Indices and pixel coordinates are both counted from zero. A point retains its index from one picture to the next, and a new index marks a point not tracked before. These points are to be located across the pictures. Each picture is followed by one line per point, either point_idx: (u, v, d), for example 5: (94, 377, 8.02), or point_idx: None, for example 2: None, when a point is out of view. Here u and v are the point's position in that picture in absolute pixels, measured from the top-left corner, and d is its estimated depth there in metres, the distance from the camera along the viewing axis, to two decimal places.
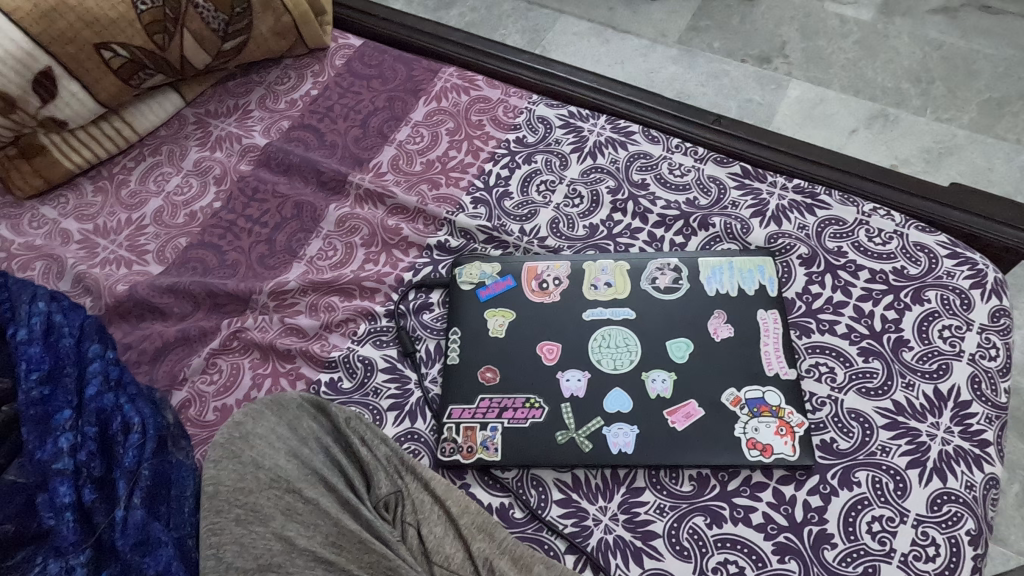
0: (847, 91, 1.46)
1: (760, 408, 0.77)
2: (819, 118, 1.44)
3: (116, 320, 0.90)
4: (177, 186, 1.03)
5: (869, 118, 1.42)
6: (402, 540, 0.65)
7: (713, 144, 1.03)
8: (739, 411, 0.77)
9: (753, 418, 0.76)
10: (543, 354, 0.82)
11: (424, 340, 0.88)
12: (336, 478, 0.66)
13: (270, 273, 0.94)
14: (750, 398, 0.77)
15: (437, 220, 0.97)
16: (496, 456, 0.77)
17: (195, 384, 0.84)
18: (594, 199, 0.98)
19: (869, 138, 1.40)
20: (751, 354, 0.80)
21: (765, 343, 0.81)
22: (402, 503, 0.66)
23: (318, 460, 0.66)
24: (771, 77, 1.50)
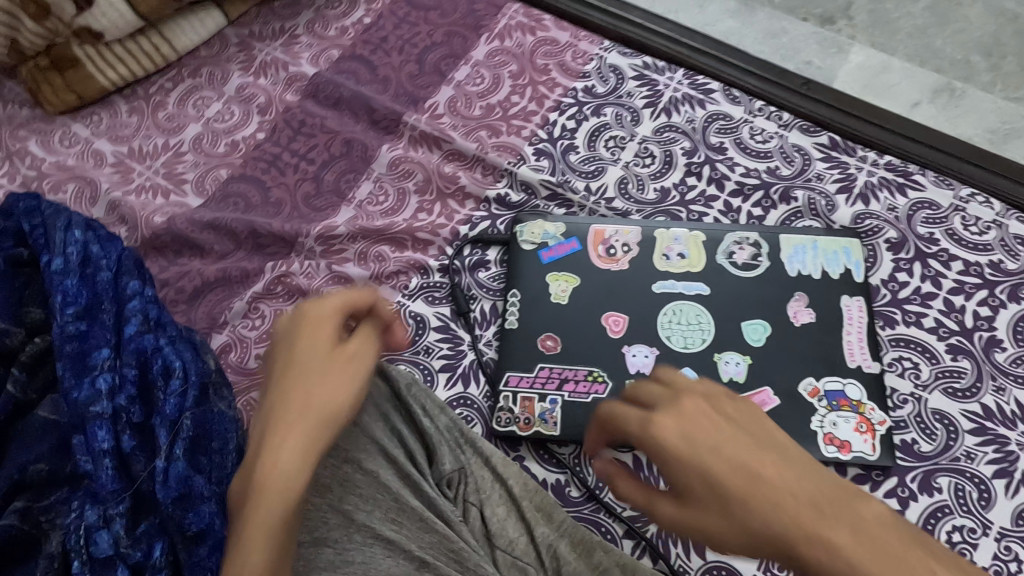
0: (912, 61, 1.30)
1: (840, 402, 0.72)
2: (880, 88, 1.27)
3: (153, 254, 0.85)
4: (218, 112, 0.96)
5: (934, 91, 1.26)
6: (464, 520, 0.62)
7: (795, 109, 0.94)
8: (817, 403, 0.72)
9: (832, 412, 0.71)
10: (608, 326, 0.77)
11: (479, 299, 0.82)
12: (397, 450, 0.63)
13: (318, 215, 0.88)
14: (830, 390, 0.72)
15: (496, 170, 0.90)
16: (554, 431, 0.72)
17: (236, 328, 0.80)
18: (666, 160, 0.91)
19: (933, 113, 1.23)
20: (832, 343, 0.75)
21: (848, 332, 0.76)
22: (463, 480, 0.63)
23: (378, 429, 0.63)
24: (834, 40, 1.33)
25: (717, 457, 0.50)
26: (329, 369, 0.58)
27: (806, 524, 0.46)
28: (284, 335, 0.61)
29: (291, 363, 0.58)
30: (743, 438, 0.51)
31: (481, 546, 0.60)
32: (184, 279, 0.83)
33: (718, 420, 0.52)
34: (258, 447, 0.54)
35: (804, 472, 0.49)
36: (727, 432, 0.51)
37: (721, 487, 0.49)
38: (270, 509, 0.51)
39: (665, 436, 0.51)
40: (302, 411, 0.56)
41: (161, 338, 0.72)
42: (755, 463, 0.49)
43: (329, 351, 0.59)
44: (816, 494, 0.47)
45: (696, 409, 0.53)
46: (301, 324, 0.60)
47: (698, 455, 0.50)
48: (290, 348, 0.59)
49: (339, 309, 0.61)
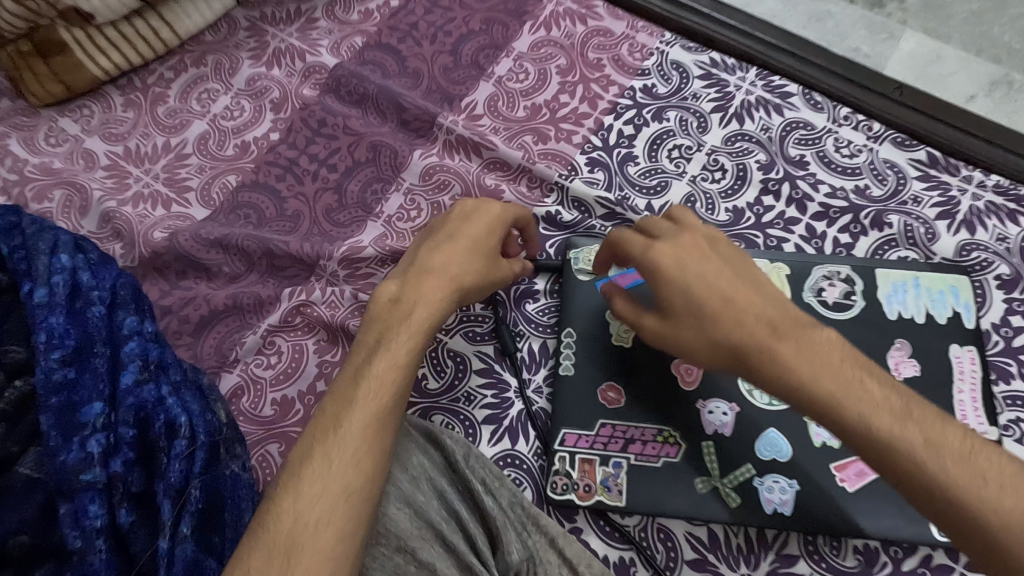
0: (968, 48, 1.10)
1: None
2: (931, 80, 1.08)
3: (152, 275, 0.74)
4: (226, 108, 0.85)
5: (992, 83, 1.07)
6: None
7: (904, 123, 0.80)
8: None
9: None
10: (680, 374, 0.66)
11: (527, 337, 0.72)
12: (456, 535, 0.56)
13: (340, 232, 0.77)
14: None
15: (545, 182, 0.79)
16: (619, 500, 0.63)
17: (248, 367, 0.70)
18: (739, 175, 0.80)
19: (993, 108, 1.04)
20: (941, 403, 0.65)
21: (960, 390, 0.65)
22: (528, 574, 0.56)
23: (433, 509, 0.57)
24: (881, 24, 1.13)
25: (700, 282, 0.57)
26: (478, 252, 0.63)
27: (762, 339, 0.55)
28: (443, 217, 0.67)
29: (445, 236, 0.64)
30: (727, 269, 0.59)
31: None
32: (189, 307, 0.72)
33: (708, 256, 0.59)
34: (398, 299, 0.60)
35: (774, 304, 0.57)
36: (715, 262, 0.59)
37: (697, 308, 0.57)
38: (387, 369, 0.56)
39: (659, 262, 0.59)
40: (448, 270, 0.62)
41: (163, 386, 0.62)
42: (733, 288, 0.57)
43: (488, 233, 0.65)
44: (777, 317, 0.56)
45: (693, 245, 0.60)
46: (466, 212, 0.66)
47: (681, 281, 0.58)
48: (451, 227, 0.65)
49: (500, 217, 0.66)
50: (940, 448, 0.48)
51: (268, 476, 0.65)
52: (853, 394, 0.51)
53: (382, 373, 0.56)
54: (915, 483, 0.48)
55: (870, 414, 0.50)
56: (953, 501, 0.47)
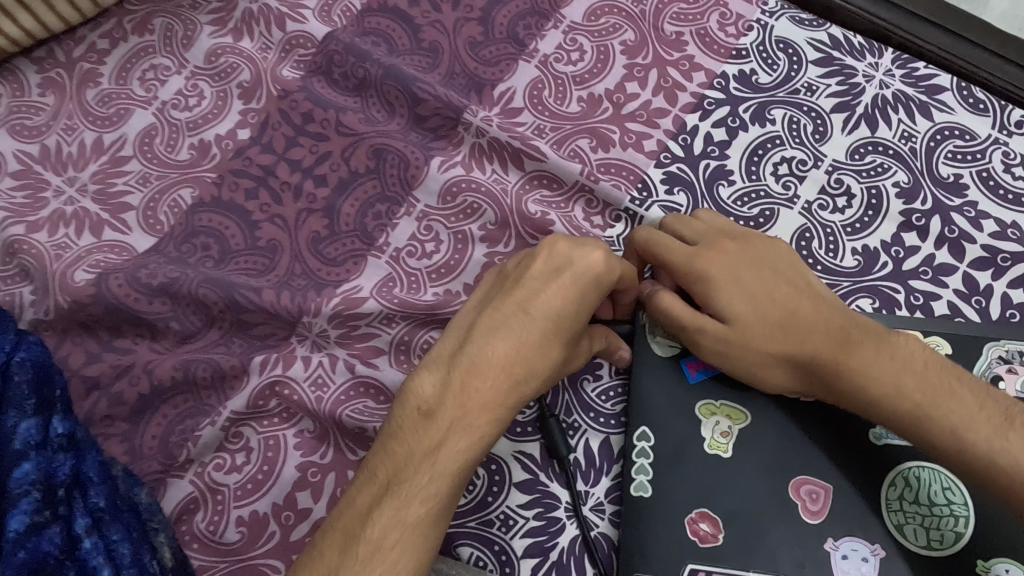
0: None
1: None
2: None
3: (75, 332, 0.54)
4: (179, 93, 0.63)
5: None
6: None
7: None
8: None
9: None
10: (802, 502, 0.48)
11: (583, 432, 0.53)
12: None
13: (330, 274, 0.57)
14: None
15: (607, 207, 0.59)
16: None
17: (206, 470, 0.51)
18: (871, 202, 0.59)
19: None
20: None
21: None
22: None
23: None
24: None
25: (755, 287, 0.48)
26: (554, 341, 0.44)
27: (837, 346, 0.45)
28: (517, 267, 0.48)
29: (515, 309, 0.45)
30: (781, 271, 0.50)
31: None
32: (123, 380, 0.53)
33: (756, 258, 0.50)
34: (433, 410, 0.42)
35: (837, 308, 0.48)
36: (766, 266, 0.50)
37: (756, 315, 0.47)
38: (391, 527, 0.39)
39: (704, 264, 0.49)
40: (507, 368, 0.43)
41: (77, 519, 0.42)
42: (794, 294, 0.48)
43: (575, 305, 0.45)
44: (848, 326, 0.46)
45: (738, 246, 0.51)
46: (553, 266, 0.46)
47: (732, 286, 0.48)
48: (516, 295, 0.46)
49: (597, 279, 0.46)
50: None
51: None
52: (944, 404, 0.42)
53: (382, 533, 0.39)
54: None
55: (967, 423, 0.41)
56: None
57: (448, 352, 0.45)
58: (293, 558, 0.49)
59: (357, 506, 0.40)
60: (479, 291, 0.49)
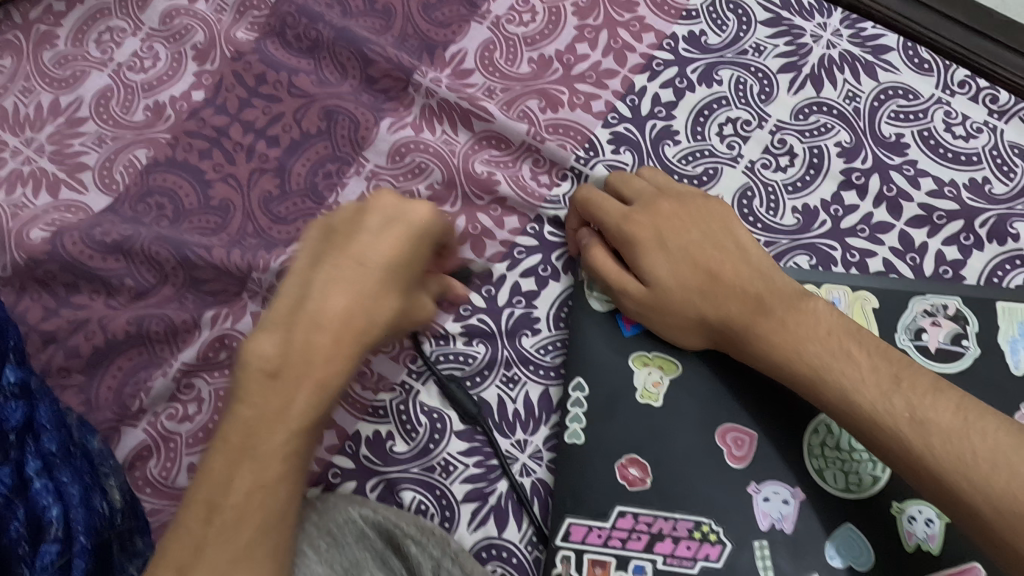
0: None
1: None
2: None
3: (33, 289, 0.56)
4: (135, 55, 0.64)
5: None
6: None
7: (1016, 82, 0.62)
8: None
9: None
10: (727, 448, 0.50)
11: (523, 383, 0.55)
12: None
13: (281, 232, 0.58)
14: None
15: (553, 166, 0.60)
16: None
17: (159, 419, 0.53)
18: (812, 161, 0.60)
19: None
20: None
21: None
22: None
23: None
24: None
25: (680, 250, 0.51)
26: (394, 290, 0.42)
27: (743, 309, 0.48)
28: (348, 221, 0.43)
29: (348, 264, 0.41)
30: (711, 235, 0.52)
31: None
32: (78, 334, 0.54)
33: (687, 224, 0.52)
34: (276, 371, 0.39)
35: (758, 273, 0.50)
36: (698, 229, 0.52)
37: (677, 279, 0.50)
38: (253, 493, 0.38)
39: (635, 227, 0.52)
40: (348, 322, 0.40)
41: (28, 462, 0.44)
42: (718, 259, 0.50)
43: (406, 258, 0.42)
44: (764, 289, 0.49)
45: (674, 211, 0.53)
46: (382, 217, 0.42)
47: (659, 249, 0.51)
48: (349, 253, 0.41)
49: (426, 236, 0.43)
50: (932, 424, 0.40)
51: None
52: (834, 369, 0.44)
53: (244, 498, 0.38)
54: (899, 461, 0.41)
55: (853, 386, 0.43)
56: (937, 474, 0.39)
57: (283, 313, 0.40)
58: None
59: (213, 473, 0.39)
60: (305, 246, 0.44)
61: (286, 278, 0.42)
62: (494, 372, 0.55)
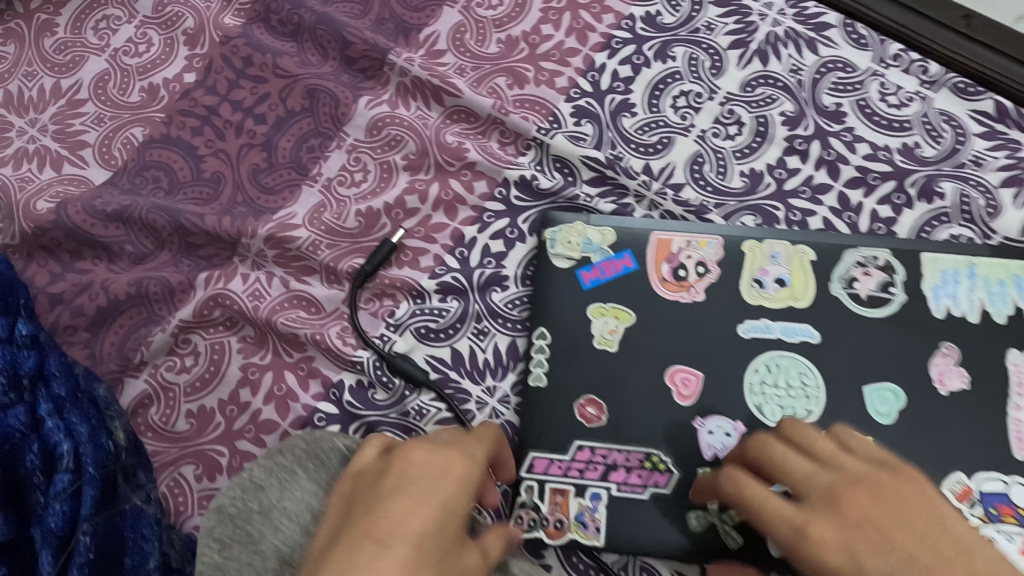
0: None
1: (1001, 510, 0.52)
2: None
3: (40, 256, 0.61)
4: (130, 41, 0.69)
5: None
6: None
7: (931, 47, 0.67)
8: (968, 510, 0.52)
9: (988, 525, 0.52)
10: (675, 387, 0.55)
11: (492, 335, 0.60)
12: None
13: (268, 201, 0.63)
14: (986, 492, 0.52)
15: (519, 138, 0.65)
16: (597, 540, 0.52)
17: (158, 370, 0.58)
18: (758, 129, 0.65)
19: None
20: (990, 423, 0.54)
21: (1018, 407, 0.54)
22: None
23: None
24: None
25: (866, 519, 0.40)
26: (422, 562, 0.37)
27: None
28: (371, 480, 0.44)
29: (371, 535, 0.38)
30: (924, 540, 0.39)
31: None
32: (83, 296, 0.59)
33: (879, 530, 0.40)
34: None
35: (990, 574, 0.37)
36: (892, 511, 0.40)
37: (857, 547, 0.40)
38: None
39: (803, 527, 0.41)
40: None
41: (41, 404, 0.49)
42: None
43: (442, 522, 0.40)
44: None
45: (861, 520, 0.40)
46: (408, 472, 0.42)
47: (833, 526, 0.41)
48: (366, 523, 0.39)
49: (467, 487, 0.42)
50: None
51: (179, 506, 0.55)
52: None
53: None
54: None
55: None
56: None
57: None
58: (236, 444, 0.56)
59: None
60: (330, 518, 0.42)
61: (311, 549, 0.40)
62: (465, 325, 0.60)
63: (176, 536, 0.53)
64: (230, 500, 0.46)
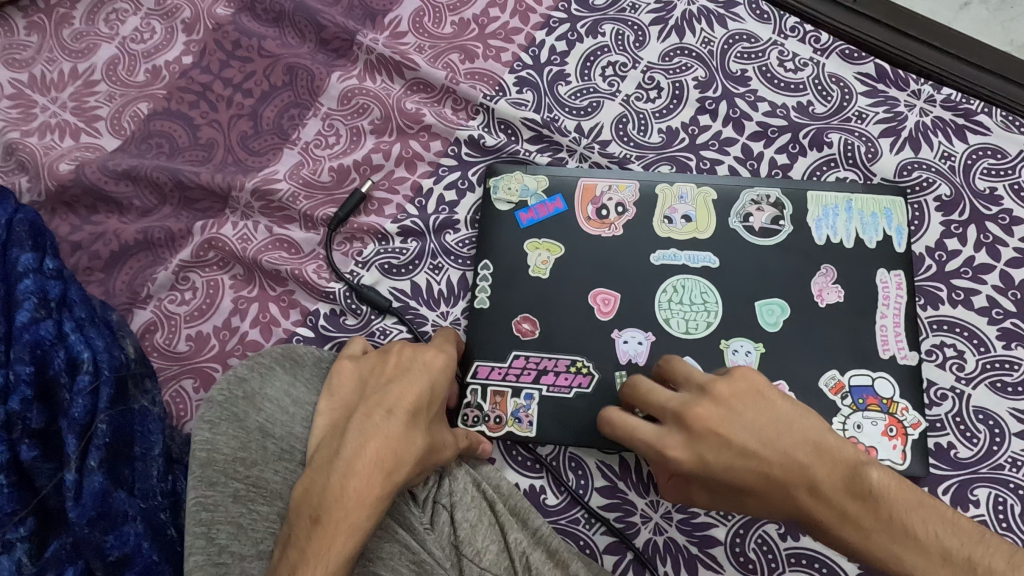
0: None
1: (867, 400, 0.61)
2: None
3: (62, 211, 0.72)
4: (135, 30, 0.80)
5: None
6: (431, 525, 0.58)
7: (837, 27, 0.77)
8: (840, 401, 0.61)
9: (856, 413, 0.61)
10: (596, 306, 0.65)
11: (446, 269, 0.70)
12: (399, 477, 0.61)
13: (254, 162, 0.74)
14: (856, 385, 0.61)
15: (469, 104, 0.75)
16: (530, 432, 0.63)
17: (162, 303, 0.69)
18: (675, 93, 0.75)
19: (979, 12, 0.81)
20: (863, 331, 0.63)
21: (883, 316, 0.63)
22: (434, 481, 0.61)
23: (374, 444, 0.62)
24: None
25: (705, 428, 0.49)
26: (416, 427, 0.54)
27: (765, 477, 0.46)
28: (375, 368, 0.59)
29: (379, 409, 0.54)
30: (755, 431, 0.48)
31: (448, 557, 0.56)
32: (98, 242, 0.70)
33: (714, 435, 0.49)
34: (319, 515, 0.49)
35: (803, 444, 0.46)
36: (734, 412, 0.49)
37: (698, 454, 0.49)
38: None
39: (664, 438, 0.51)
40: (378, 465, 0.51)
41: (65, 322, 0.58)
42: (763, 459, 0.47)
43: (428, 398, 0.56)
44: (792, 455, 0.46)
45: (702, 430, 0.49)
46: (402, 365, 0.58)
47: (681, 431, 0.51)
48: (373, 400, 0.56)
49: (444, 369, 0.58)
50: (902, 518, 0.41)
51: (181, 411, 0.66)
52: (780, 462, 0.46)
53: None
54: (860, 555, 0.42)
55: (784, 467, 0.46)
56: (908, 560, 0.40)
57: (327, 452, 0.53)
58: (227, 361, 0.67)
59: None
60: (342, 395, 0.59)
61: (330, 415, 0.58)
62: (422, 262, 0.70)
63: (178, 433, 0.64)
64: (218, 391, 0.59)
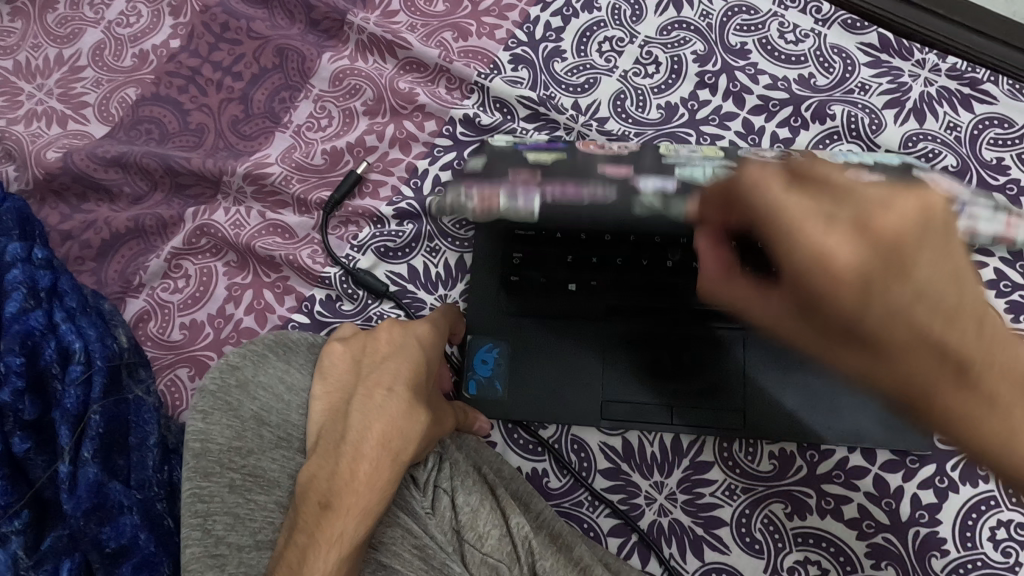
0: None
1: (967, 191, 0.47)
2: None
3: (52, 199, 0.71)
4: (122, 14, 0.78)
5: None
6: (433, 509, 0.57)
7: None
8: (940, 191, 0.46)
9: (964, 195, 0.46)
10: (605, 171, 0.53)
11: (443, 252, 0.68)
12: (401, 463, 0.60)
13: (246, 145, 0.73)
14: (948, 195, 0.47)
15: (464, 83, 0.74)
16: (523, 213, 0.51)
17: (155, 291, 0.68)
18: (673, 67, 0.73)
19: None
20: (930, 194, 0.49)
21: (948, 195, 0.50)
22: (432, 462, 0.59)
23: None
24: None
25: (888, 251, 0.35)
26: (417, 404, 0.54)
27: (925, 336, 0.34)
28: (369, 346, 0.58)
29: (379, 391, 0.55)
30: (940, 267, 0.34)
31: (450, 541, 0.55)
32: (89, 231, 0.70)
33: (900, 263, 0.34)
34: (329, 502, 0.50)
35: (961, 291, 0.34)
36: (925, 247, 0.35)
37: (868, 283, 0.34)
38: None
39: (827, 251, 0.36)
40: (383, 447, 0.52)
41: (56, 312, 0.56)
42: (937, 312, 0.34)
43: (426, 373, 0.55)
44: (966, 312, 0.34)
45: (887, 248, 0.35)
46: (396, 343, 0.57)
47: (858, 240, 0.35)
48: (372, 382, 0.55)
49: None
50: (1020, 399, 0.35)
51: (176, 400, 0.64)
52: (949, 329, 0.34)
53: None
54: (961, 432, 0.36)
55: (951, 338, 0.34)
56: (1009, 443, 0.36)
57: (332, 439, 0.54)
58: (221, 350, 0.66)
59: None
60: (337, 376, 0.58)
61: (329, 397, 0.57)
62: (419, 245, 0.69)
63: (174, 423, 0.63)
64: (210, 380, 0.57)
